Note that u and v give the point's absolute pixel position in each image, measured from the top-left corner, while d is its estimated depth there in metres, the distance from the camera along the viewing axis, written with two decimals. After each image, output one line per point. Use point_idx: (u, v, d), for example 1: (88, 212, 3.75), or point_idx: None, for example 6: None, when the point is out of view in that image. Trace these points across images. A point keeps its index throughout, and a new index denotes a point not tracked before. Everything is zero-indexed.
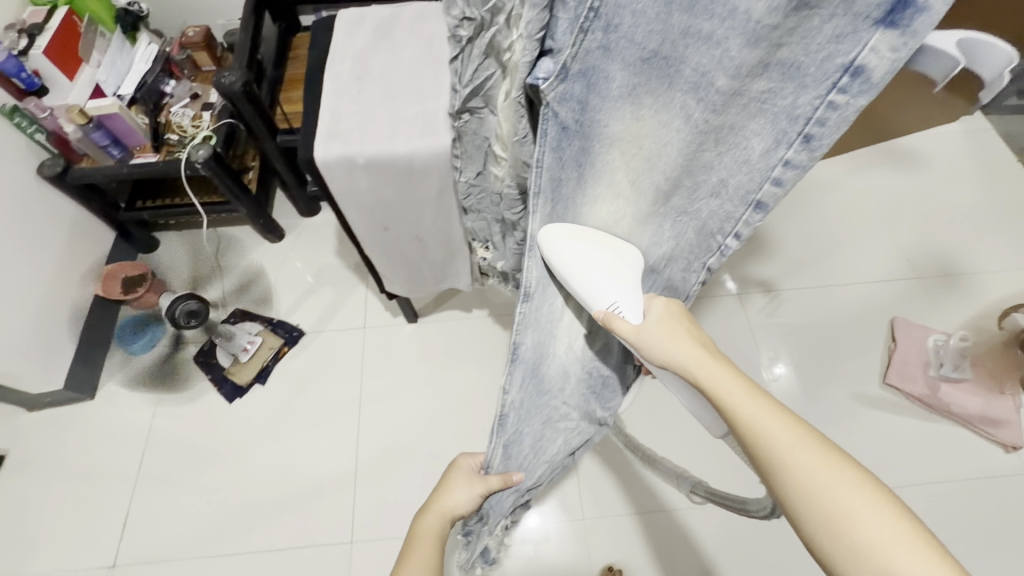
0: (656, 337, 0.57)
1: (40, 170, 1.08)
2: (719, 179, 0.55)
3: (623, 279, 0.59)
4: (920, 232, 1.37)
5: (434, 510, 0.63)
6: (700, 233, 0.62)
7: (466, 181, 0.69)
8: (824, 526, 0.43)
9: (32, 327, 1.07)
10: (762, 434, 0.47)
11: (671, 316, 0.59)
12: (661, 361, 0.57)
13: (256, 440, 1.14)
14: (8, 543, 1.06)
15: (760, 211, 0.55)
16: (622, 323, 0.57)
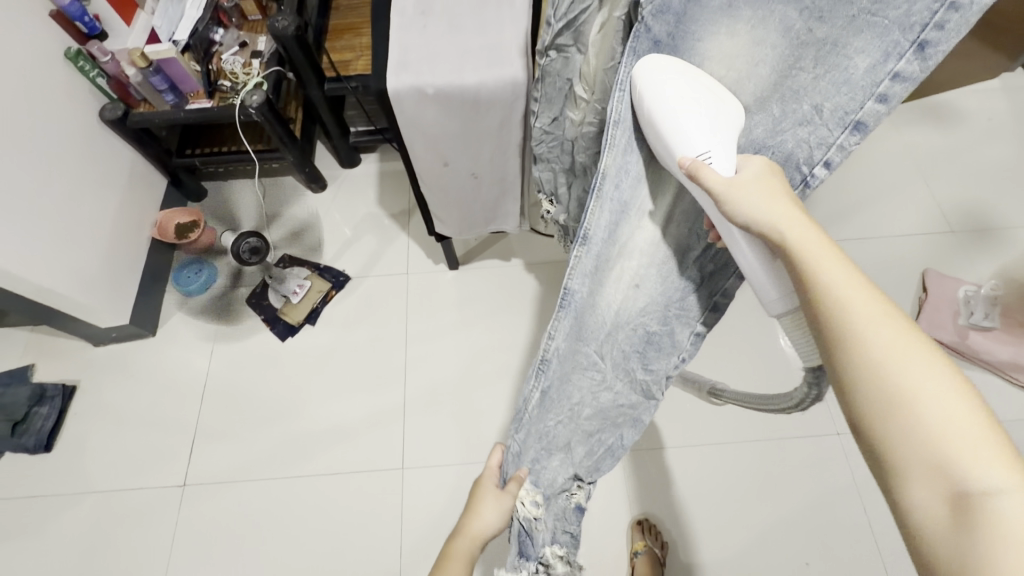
0: (751, 193, 0.42)
1: (101, 114, 1.14)
2: (812, 104, 0.46)
3: (726, 129, 0.45)
4: (954, 188, 1.38)
5: (465, 535, 0.59)
6: (780, 168, 0.50)
7: (540, 126, 0.69)
8: (884, 410, 0.33)
9: (101, 264, 1.13)
10: (845, 309, 0.36)
11: (771, 176, 0.44)
12: (740, 218, 0.42)
13: (309, 374, 1.21)
14: (84, 463, 1.14)
15: (858, 133, 0.45)
16: (714, 173, 0.43)
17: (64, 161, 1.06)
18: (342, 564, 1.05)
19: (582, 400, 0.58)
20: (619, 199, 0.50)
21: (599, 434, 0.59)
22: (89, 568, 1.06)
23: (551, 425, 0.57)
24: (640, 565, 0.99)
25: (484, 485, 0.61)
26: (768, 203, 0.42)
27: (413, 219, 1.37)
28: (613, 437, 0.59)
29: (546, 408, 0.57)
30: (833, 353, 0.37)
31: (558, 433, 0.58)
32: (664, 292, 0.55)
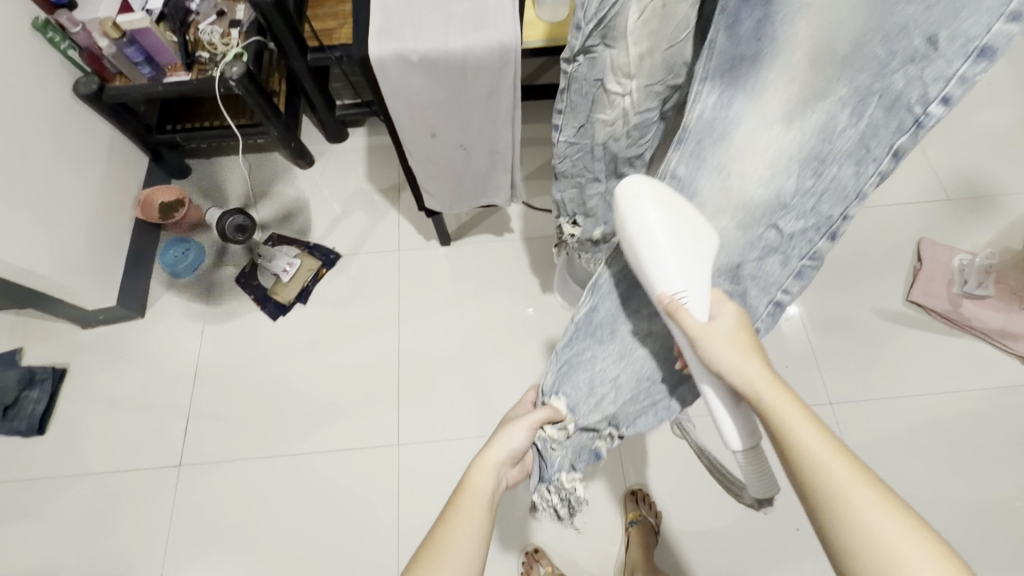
0: (722, 346, 0.50)
1: (76, 89, 1.09)
2: (925, 38, 0.47)
3: (701, 267, 0.53)
4: (952, 156, 1.36)
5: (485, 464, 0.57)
6: (889, 111, 0.52)
7: (566, 138, 0.67)
8: None
9: (84, 244, 1.11)
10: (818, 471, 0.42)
11: (741, 326, 0.52)
12: (720, 370, 0.50)
13: (301, 353, 1.20)
14: (77, 446, 1.14)
15: (984, 59, 0.46)
16: (689, 314, 0.51)
17: (39, 138, 1.03)
18: (342, 539, 1.06)
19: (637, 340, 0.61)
20: (699, 151, 0.58)
21: (647, 381, 0.61)
22: (91, 547, 1.06)
23: (596, 358, 0.61)
24: (634, 534, 1.00)
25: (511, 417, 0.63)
26: (734, 359, 0.49)
27: (403, 194, 1.35)
28: (660, 392, 0.61)
29: (597, 335, 0.61)
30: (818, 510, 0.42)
31: (605, 366, 0.61)
32: (755, 242, 0.59)
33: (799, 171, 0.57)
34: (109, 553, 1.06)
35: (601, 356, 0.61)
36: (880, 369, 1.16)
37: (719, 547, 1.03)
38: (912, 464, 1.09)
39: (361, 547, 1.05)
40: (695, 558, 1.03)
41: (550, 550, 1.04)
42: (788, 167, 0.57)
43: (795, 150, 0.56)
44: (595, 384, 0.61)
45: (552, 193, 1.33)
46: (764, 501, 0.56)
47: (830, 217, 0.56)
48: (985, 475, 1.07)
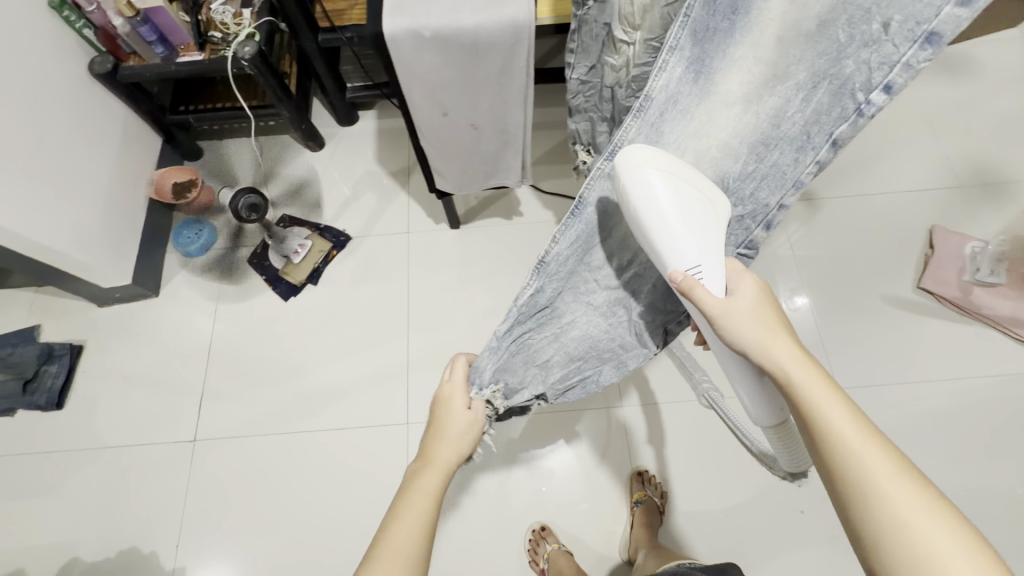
0: (747, 320, 0.52)
1: (91, 68, 1.10)
2: (881, 23, 0.50)
3: (710, 241, 0.54)
4: (965, 142, 1.34)
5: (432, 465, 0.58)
6: (835, 95, 0.55)
7: (576, 79, 0.70)
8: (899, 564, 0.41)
9: (101, 223, 1.13)
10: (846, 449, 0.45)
11: (763, 299, 0.54)
12: (740, 345, 0.52)
13: (312, 333, 1.22)
14: (95, 420, 1.17)
15: (930, 46, 0.48)
16: (706, 293, 0.52)
17: (57, 116, 1.04)
18: (352, 513, 1.08)
19: (573, 322, 0.65)
20: (659, 123, 0.61)
21: (579, 359, 0.65)
22: (109, 518, 1.09)
23: (524, 343, 0.64)
24: (638, 514, 1.02)
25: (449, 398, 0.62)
26: (761, 334, 0.51)
27: (413, 178, 1.36)
28: (590, 368, 0.65)
29: (537, 317, 0.64)
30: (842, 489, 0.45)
31: (540, 345, 0.64)
32: None
33: (745, 156, 0.60)
34: (126, 525, 1.09)
35: (537, 337, 0.65)
36: (888, 355, 1.16)
37: (723, 529, 1.04)
38: (917, 450, 1.09)
39: (370, 522, 1.07)
40: (697, 538, 1.05)
41: (556, 528, 1.06)
42: (736, 149, 0.60)
43: (746, 132, 0.60)
44: (531, 363, 0.64)
45: (561, 178, 1.34)
46: (798, 474, 0.63)
47: (767, 207, 0.60)
48: (991, 462, 1.07)
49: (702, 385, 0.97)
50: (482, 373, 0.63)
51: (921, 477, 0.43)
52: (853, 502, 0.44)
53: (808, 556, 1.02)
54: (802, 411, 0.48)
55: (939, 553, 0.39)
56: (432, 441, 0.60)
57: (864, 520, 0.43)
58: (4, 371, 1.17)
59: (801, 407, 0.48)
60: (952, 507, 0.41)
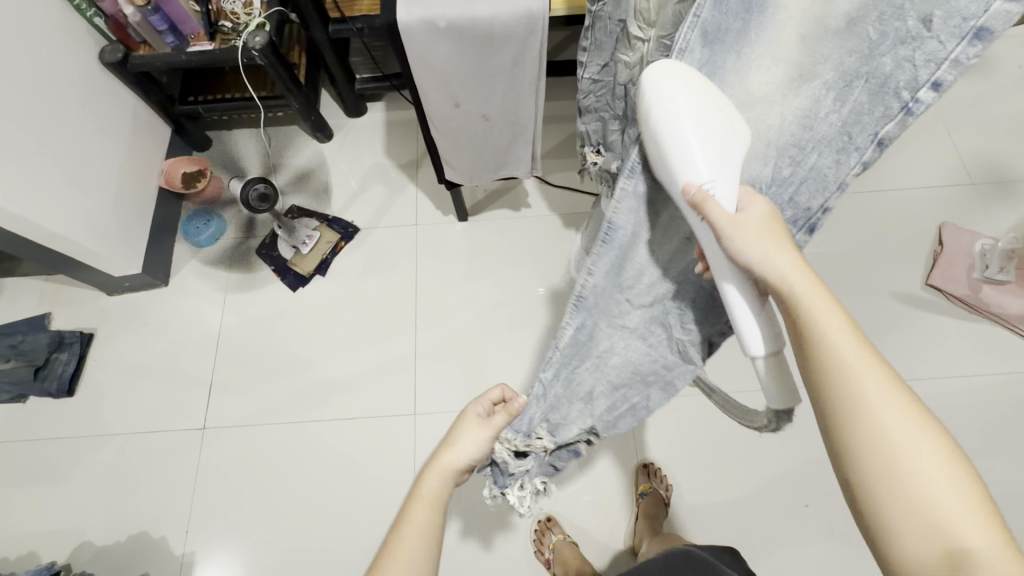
0: (753, 235, 0.48)
1: (102, 57, 1.11)
2: (920, 18, 0.48)
3: (730, 155, 0.49)
4: (979, 140, 1.33)
5: (434, 468, 0.59)
6: (875, 94, 0.51)
7: (589, 76, 0.71)
8: (886, 484, 0.40)
9: (111, 212, 1.13)
10: (843, 367, 0.43)
11: (772, 220, 0.50)
12: (748, 262, 0.48)
13: (320, 324, 1.23)
14: (105, 407, 1.18)
15: (980, 41, 0.46)
16: (718, 205, 0.48)
17: (67, 103, 1.04)
18: (359, 502, 1.09)
19: (612, 349, 0.61)
20: None
21: (623, 387, 0.62)
22: (118, 504, 1.11)
23: (563, 379, 0.60)
24: (643, 505, 1.02)
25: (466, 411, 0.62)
26: (767, 253, 0.47)
27: (421, 170, 1.36)
28: (636, 394, 0.62)
29: (576, 351, 0.60)
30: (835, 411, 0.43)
31: (583, 378, 0.60)
32: None
33: (777, 159, 0.56)
34: (136, 511, 1.10)
35: (576, 371, 0.60)
36: (896, 351, 1.16)
37: (728, 522, 1.05)
38: None
39: (377, 511, 1.08)
40: (702, 531, 1.05)
41: (562, 519, 1.07)
42: (766, 153, 0.56)
43: (775, 135, 0.55)
44: (576, 398, 0.61)
45: (570, 172, 1.33)
46: (781, 413, 0.54)
47: (808, 210, 0.57)
48: (998, 459, 1.07)
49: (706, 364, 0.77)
50: (522, 421, 0.59)
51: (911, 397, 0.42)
52: (842, 419, 0.43)
53: (813, 549, 1.02)
54: (799, 328, 0.46)
55: (915, 460, 0.40)
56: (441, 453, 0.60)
57: (849, 431, 0.42)
58: (14, 358, 1.18)
59: (799, 323, 0.46)
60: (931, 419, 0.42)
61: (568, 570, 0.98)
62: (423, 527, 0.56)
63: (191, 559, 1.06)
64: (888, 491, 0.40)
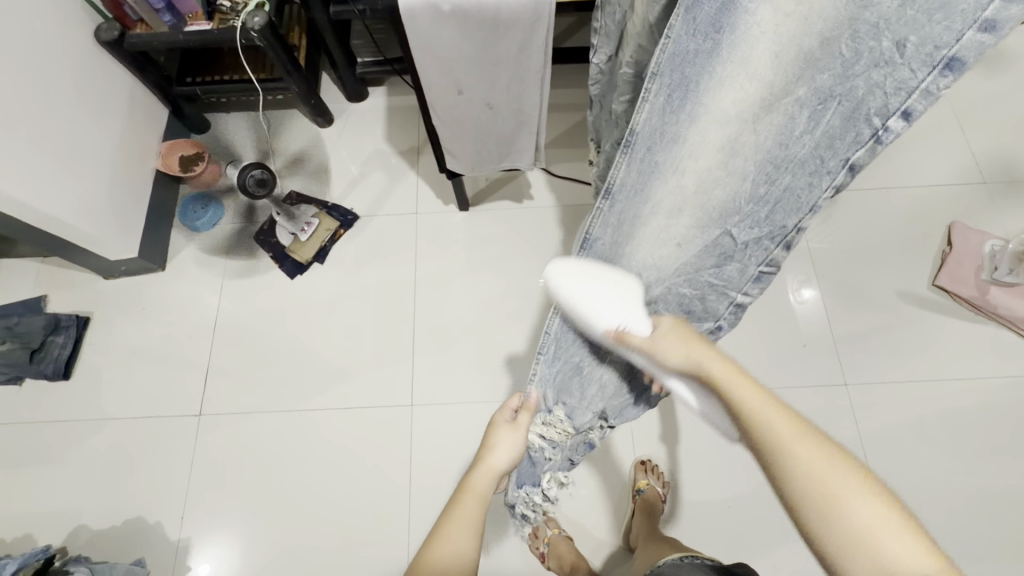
0: (670, 341, 0.63)
1: (98, 35, 1.08)
2: (895, 41, 0.45)
3: (630, 301, 0.64)
4: (994, 137, 1.30)
5: (482, 467, 0.68)
6: (848, 119, 0.51)
7: (597, 64, 0.69)
8: (820, 513, 0.48)
9: (107, 196, 1.11)
10: (766, 423, 0.55)
11: (682, 325, 0.65)
12: (675, 360, 0.63)
13: (319, 312, 1.21)
14: (101, 392, 1.17)
15: (951, 72, 0.43)
16: (633, 334, 0.63)
17: (60, 83, 1.02)
18: (355, 491, 1.09)
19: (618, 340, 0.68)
20: (650, 156, 0.60)
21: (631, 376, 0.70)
22: (115, 487, 1.10)
23: (577, 364, 0.69)
24: (640, 502, 1.02)
25: (498, 420, 0.72)
26: (684, 350, 0.63)
27: (423, 157, 1.33)
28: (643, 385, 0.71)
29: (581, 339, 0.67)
30: (775, 461, 0.53)
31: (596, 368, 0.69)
32: (712, 250, 0.63)
33: (755, 176, 0.58)
34: (132, 496, 1.10)
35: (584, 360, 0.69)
36: (901, 353, 1.15)
37: (723, 519, 1.05)
38: (925, 449, 1.08)
39: (373, 500, 1.08)
40: (697, 528, 1.05)
41: (558, 514, 1.07)
42: (743, 170, 0.58)
43: (751, 152, 0.57)
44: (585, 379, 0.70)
45: (574, 162, 1.31)
46: None
47: (785, 228, 0.59)
48: (1000, 463, 1.06)
49: None
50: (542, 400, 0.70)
51: (826, 439, 0.53)
52: (775, 464, 0.53)
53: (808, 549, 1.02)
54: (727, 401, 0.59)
55: (836, 486, 0.49)
56: (486, 453, 0.69)
57: (789, 482, 0.51)
58: (10, 340, 1.16)
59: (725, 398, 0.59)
60: (845, 453, 0.51)
61: (564, 564, 0.99)
62: (476, 511, 0.65)
63: (186, 544, 1.06)
64: (831, 521, 0.48)
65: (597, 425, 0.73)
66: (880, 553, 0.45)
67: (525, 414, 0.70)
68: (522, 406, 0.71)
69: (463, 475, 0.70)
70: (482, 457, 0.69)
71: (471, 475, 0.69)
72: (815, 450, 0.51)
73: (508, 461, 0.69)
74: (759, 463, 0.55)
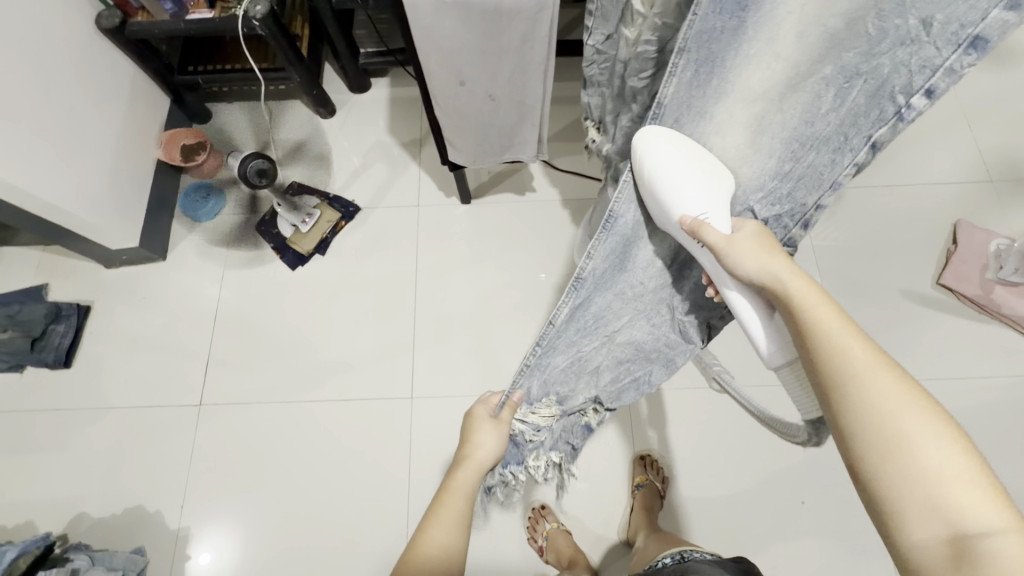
0: (746, 249, 0.56)
1: (98, 22, 1.07)
2: (920, 19, 0.45)
3: (716, 197, 0.59)
4: (1001, 134, 1.29)
5: (466, 465, 0.66)
6: (872, 97, 0.51)
7: (592, 45, 0.67)
8: (880, 451, 0.42)
9: (107, 184, 1.11)
10: (839, 350, 0.47)
11: (764, 237, 0.58)
12: (744, 272, 0.55)
13: (319, 304, 1.21)
14: (102, 380, 1.17)
15: (975, 51, 0.44)
16: (711, 230, 0.56)
17: (61, 70, 1.01)
18: (353, 483, 1.09)
19: (621, 328, 0.68)
20: (677, 130, 0.59)
21: (628, 362, 0.70)
22: (115, 475, 1.11)
23: (572, 357, 0.66)
24: (638, 497, 1.02)
25: (479, 414, 0.68)
26: (763, 261, 0.55)
27: (425, 149, 1.33)
28: (640, 369, 0.71)
29: (583, 327, 0.65)
30: (837, 393, 0.46)
31: (593, 356, 0.68)
32: None
33: (781, 153, 0.59)
34: (132, 485, 1.10)
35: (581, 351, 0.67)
36: (903, 353, 1.14)
37: (721, 516, 1.04)
38: None
39: (371, 492, 1.08)
40: (695, 524, 1.05)
41: (556, 508, 1.07)
42: (769, 148, 0.59)
43: (777, 130, 0.57)
44: (579, 369, 0.68)
45: (577, 155, 1.30)
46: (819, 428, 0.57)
47: (804, 206, 0.61)
48: (999, 463, 1.06)
49: (712, 367, 1.00)
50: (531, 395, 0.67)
51: (909, 378, 0.45)
52: (837, 392, 0.46)
53: (805, 547, 1.02)
54: (795, 321, 0.51)
55: (905, 428, 0.42)
56: (468, 450, 0.66)
57: (848, 415, 0.45)
58: (11, 328, 1.16)
59: (794, 318, 0.51)
60: (929, 397, 0.44)
61: (562, 557, 0.99)
62: (460, 509, 0.65)
63: (185, 533, 1.07)
64: (890, 462, 0.42)
65: (591, 407, 0.71)
66: (942, 505, 0.39)
67: (509, 410, 0.66)
68: (504, 403, 0.66)
69: (446, 471, 0.68)
70: (465, 454, 0.66)
71: (454, 472, 0.67)
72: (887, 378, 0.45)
73: (491, 458, 0.66)
74: (818, 390, 0.48)
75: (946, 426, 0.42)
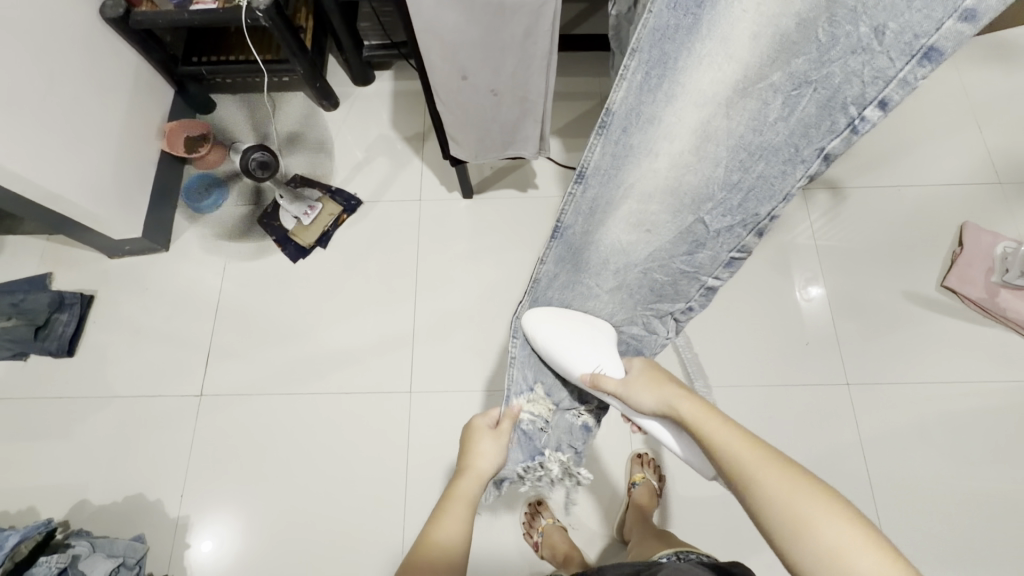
0: (639, 386, 0.68)
1: (103, 12, 1.07)
2: (873, 27, 0.48)
3: (602, 343, 0.72)
4: (1010, 135, 1.27)
5: (469, 475, 0.70)
6: (824, 106, 0.54)
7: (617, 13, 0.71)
8: (793, 538, 0.50)
9: (111, 174, 1.11)
10: (734, 455, 0.58)
11: (652, 369, 0.71)
12: (650, 405, 0.67)
13: (320, 297, 1.22)
14: (105, 369, 1.18)
15: (928, 62, 0.46)
16: (607, 378, 0.69)
17: (66, 59, 1.01)
18: (351, 476, 1.10)
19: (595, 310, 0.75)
20: (624, 138, 0.60)
21: None
22: (117, 463, 1.12)
23: None
24: (634, 496, 1.02)
25: (479, 425, 0.74)
26: (656, 393, 0.68)
27: (428, 143, 1.32)
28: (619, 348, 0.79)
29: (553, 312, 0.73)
30: (749, 493, 0.55)
31: None
32: (686, 236, 0.68)
33: (730, 162, 0.62)
34: (133, 473, 1.11)
35: None
36: (905, 356, 1.13)
37: (717, 515, 1.04)
38: (925, 451, 1.07)
39: (369, 484, 1.09)
40: (692, 522, 1.05)
41: (553, 504, 1.07)
42: (718, 156, 0.62)
43: (723, 138, 0.60)
44: None
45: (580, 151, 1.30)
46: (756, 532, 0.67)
47: (757, 216, 0.64)
48: (999, 468, 1.05)
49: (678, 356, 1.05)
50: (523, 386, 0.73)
51: (795, 468, 0.55)
52: (748, 493, 0.55)
53: None
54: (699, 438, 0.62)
55: (804, 510, 0.51)
56: (472, 460, 0.71)
57: (762, 511, 0.53)
58: (15, 316, 1.17)
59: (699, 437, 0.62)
60: (812, 478, 0.53)
61: (556, 553, 0.98)
62: (464, 516, 0.66)
63: (185, 521, 1.08)
64: (804, 544, 0.49)
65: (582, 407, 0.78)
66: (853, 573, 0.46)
67: (507, 419, 0.72)
68: (504, 413, 0.73)
69: (450, 482, 0.71)
70: (468, 464, 0.71)
71: (458, 483, 0.70)
72: (778, 475, 0.54)
73: (492, 466, 0.71)
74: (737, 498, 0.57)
75: (834, 500, 0.51)
